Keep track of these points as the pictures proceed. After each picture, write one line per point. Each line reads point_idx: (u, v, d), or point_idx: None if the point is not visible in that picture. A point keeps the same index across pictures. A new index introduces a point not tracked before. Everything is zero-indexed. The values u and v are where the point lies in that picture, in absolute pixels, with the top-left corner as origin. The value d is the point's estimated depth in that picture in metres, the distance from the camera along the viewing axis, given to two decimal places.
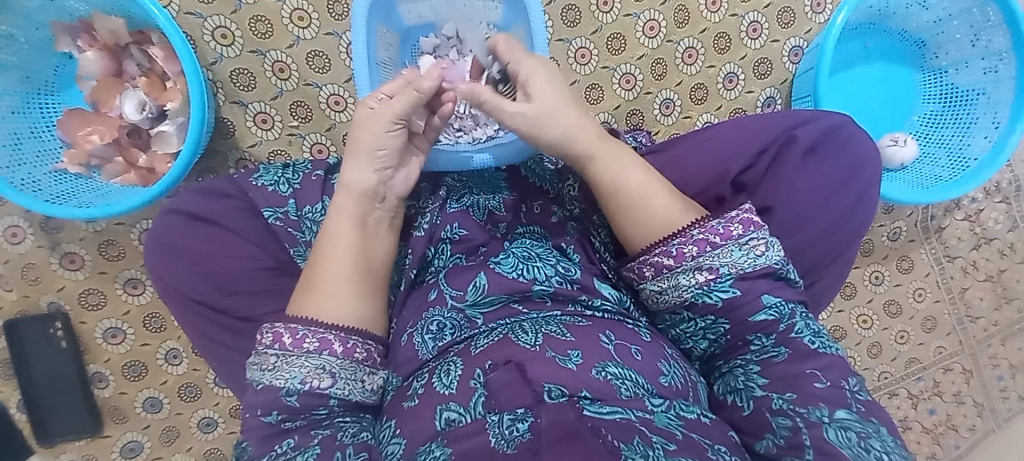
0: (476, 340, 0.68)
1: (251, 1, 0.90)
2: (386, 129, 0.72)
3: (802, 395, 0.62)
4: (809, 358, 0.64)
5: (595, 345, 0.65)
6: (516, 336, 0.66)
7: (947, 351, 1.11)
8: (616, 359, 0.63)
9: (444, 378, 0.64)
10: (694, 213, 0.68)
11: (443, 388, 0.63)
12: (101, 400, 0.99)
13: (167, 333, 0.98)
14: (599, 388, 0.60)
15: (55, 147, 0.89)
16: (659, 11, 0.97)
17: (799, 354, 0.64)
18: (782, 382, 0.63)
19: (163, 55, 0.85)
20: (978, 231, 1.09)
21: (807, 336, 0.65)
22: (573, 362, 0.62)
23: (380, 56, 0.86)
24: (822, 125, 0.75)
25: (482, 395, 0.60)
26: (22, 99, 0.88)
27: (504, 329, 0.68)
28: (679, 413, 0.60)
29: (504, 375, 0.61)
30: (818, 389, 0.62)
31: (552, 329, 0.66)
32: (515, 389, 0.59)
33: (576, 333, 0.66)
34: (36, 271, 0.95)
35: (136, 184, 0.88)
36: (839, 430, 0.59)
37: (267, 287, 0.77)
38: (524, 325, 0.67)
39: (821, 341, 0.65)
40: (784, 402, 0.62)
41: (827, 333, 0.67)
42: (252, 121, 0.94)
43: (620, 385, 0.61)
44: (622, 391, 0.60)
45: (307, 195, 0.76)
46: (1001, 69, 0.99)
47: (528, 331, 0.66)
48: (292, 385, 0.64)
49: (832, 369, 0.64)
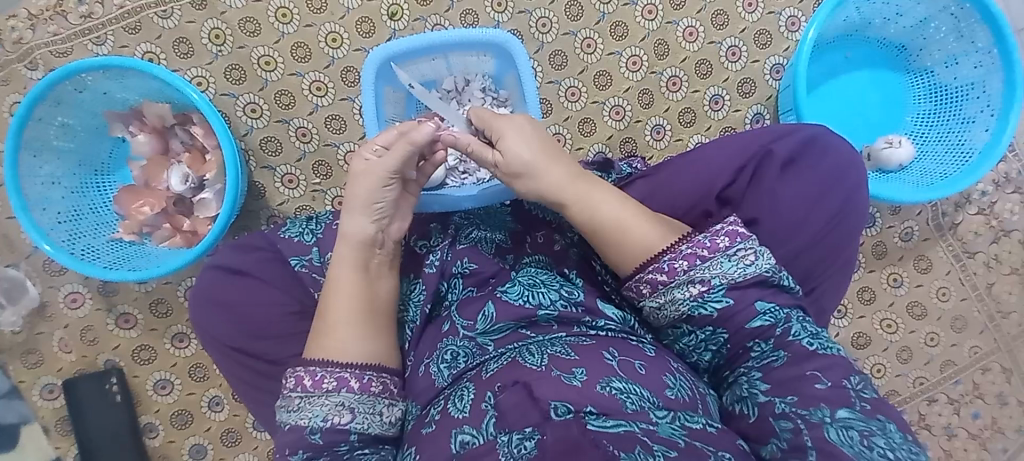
0: (487, 365, 0.73)
1: (276, 79, 1.03)
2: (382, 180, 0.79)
3: (803, 397, 0.64)
4: (808, 360, 0.67)
5: (598, 362, 0.68)
6: (523, 358, 0.70)
7: (983, 351, 1.07)
8: (620, 375, 0.67)
9: (457, 403, 0.68)
10: (670, 238, 0.73)
11: (456, 413, 0.67)
12: (152, 449, 1.07)
13: (209, 381, 1.06)
14: (603, 402, 0.63)
15: (111, 219, 1.01)
16: (640, 47, 1.05)
17: (798, 356, 0.67)
18: (782, 387, 0.66)
19: (203, 133, 0.97)
20: (995, 224, 1.07)
21: (804, 339, 0.68)
22: (578, 379, 0.66)
23: (387, 113, 0.96)
24: (800, 136, 0.78)
25: (493, 415, 0.64)
26: (81, 180, 1.00)
27: (513, 353, 0.72)
28: (683, 424, 0.62)
29: (512, 395, 0.64)
30: (819, 390, 0.64)
31: (557, 349, 0.71)
32: (524, 408, 0.62)
33: (580, 352, 0.70)
34: (93, 332, 1.05)
35: (182, 246, 0.99)
36: (841, 430, 0.61)
37: (295, 330, 0.85)
38: (531, 347, 0.72)
39: (820, 342, 0.68)
40: (785, 405, 0.64)
41: (826, 335, 0.70)
42: (279, 182, 1.05)
43: (625, 399, 0.64)
44: (627, 405, 0.63)
45: (328, 243, 0.85)
46: (989, 63, 1.00)
47: (535, 352, 0.71)
48: (315, 423, 0.71)
49: (832, 369, 0.66)
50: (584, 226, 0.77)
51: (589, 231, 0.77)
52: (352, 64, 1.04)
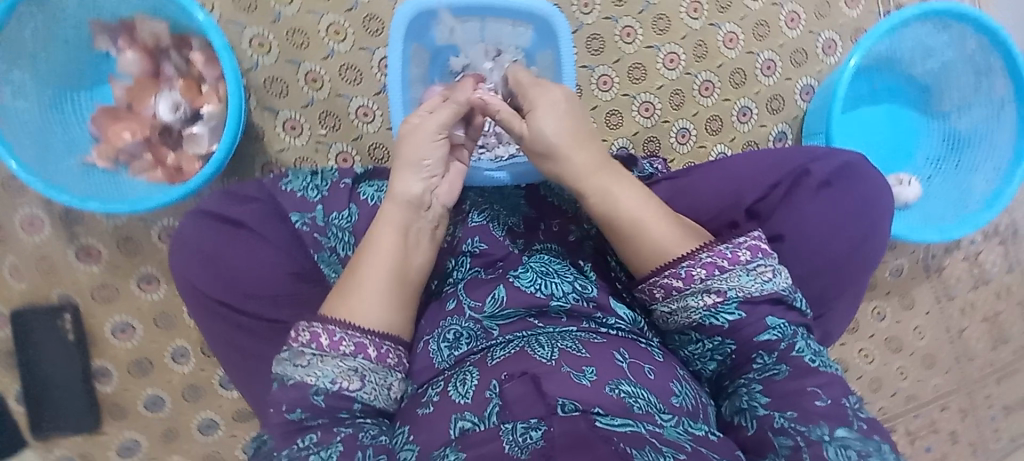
0: (492, 351, 0.70)
1: (291, 14, 0.93)
2: (433, 138, 0.78)
3: (802, 413, 0.66)
4: (809, 375, 0.68)
5: (608, 363, 0.67)
6: (531, 349, 0.68)
7: (945, 389, 1.13)
8: (629, 377, 0.66)
9: (460, 388, 0.66)
10: (689, 243, 0.73)
11: (458, 397, 0.64)
12: (104, 397, 0.97)
13: (176, 331, 0.98)
14: (610, 405, 0.61)
15: (84, 142, 0.89)
16: (680, 45, 1.02)
17: (800, 370, 0.68)
18: (782, 400, 0.67)
19: (204, 60, 0.87)
20: (977, 272, 1.12)
21: (807, 355, 0.69)
22: (587, 378, 0.64)
23: (411, 73, 0.89)
24: (837, 161, 0.78)
25: (498, 405, 0.61)
26: (53, 92, 0.88)
27: (521, 342, 0.70)
28: (688, 429, 0.62)
29: (518, 386, 0.62)
30: (818, 407, 0.66)
31: (568, 343, 0.69)
32: (529, 401, 0.60)
33: (591, 350, 0.68)
34: (49, 262, 0.94)
35: (162, 182, 0.89)
36: (839, 448, 0.63)
37: (290, 291, 0.79)
38: (540, 339, 0.70)
39: (821, 359, 0.69)
40: (785, 420, 0.66)
41: (826, 353, 0.71)
42: (280, 127, 0.96)
43: (633, 402, 0.62)
44: (634, 407, 0.62)
45: (334, 202, 0.79)
46: (1002, 117, 1.02)
47: (544, 344, 0.68)
48: (322, 384, 0.67)
49: (830, 386, 0.68)
50: (608, 218, 0.76)
51: (604, 228, 0.77)
52: (376, 12, 0.95)
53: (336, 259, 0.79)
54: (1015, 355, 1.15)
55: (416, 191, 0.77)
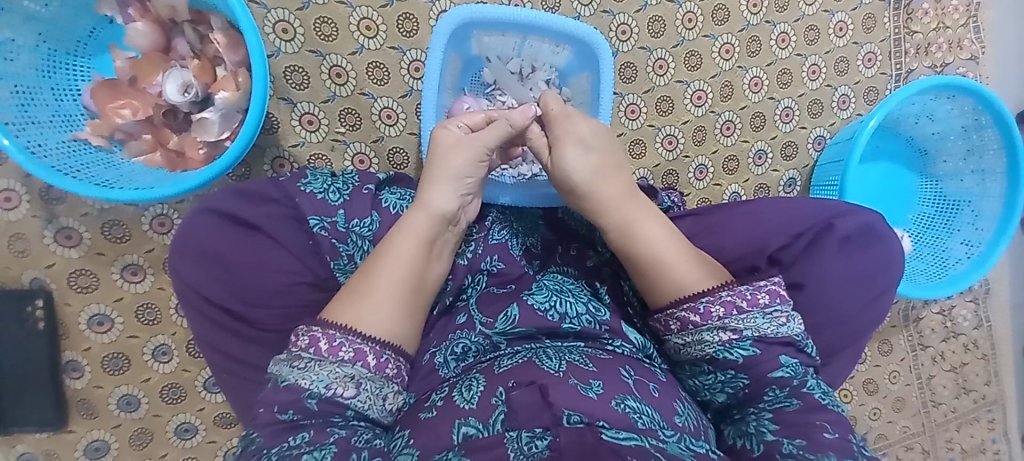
0: (500, 360, 0.66)
1: (320, 2, 0.88)
2: (470, 152, 0.75)
3: (812, 442, 0.63)
4: (818, 411, 0.65)
5: (616, 378, 0.62)
6: (539, 360, 0.63)
7: (911, 431, 1.21)
8: (635, 393, 0.61)
9: (464, 393, 0.61)
10: (718, 277, 0.70)
11: (462, 402, 0.59)
12: (72, 392, 0.90)
13: (160, 327, 0.91)
14: (616, 419, 0.56)
15: (77, 115, 0.82)
16: (708, 83, 1.03)
17: (810, 406, 0.65)
18: (792, 429, 0.64)
19: (225, 43, 0.79)
20: (949, 325, 1.21)
21: (817, 392, 0.67)
22: (594, 391, 0.59)
23: (445, 82, 0.87)
24: (858, 219, 0.82)
25: (503, 412, 0.57)
26: (46, 57, 0.80)
27: (528, 352, 0.66)
28: (690, 446, 0.58)
29: (525, 395, 0.57)
30: (826, 439, 0.63)
31: (574, 357, 0.64)
32: (535, 410, 0.56)
33: (598, 364, 0.64)
34: (25, 242, 0.86)
35: (161, 166, 0.82)
36: None
37: (303, 303, 0.74)
38: (548, 351, 0.66)
39: (829, 397, 0.67)
40: (793, 447, 0.63)
41: (833, 391, 0.69)
42: (297, 121, 0.91)
43: (638, 418, 0.57)
44: (639, 422, 0.57)
45: (356, 207, 0.74)
46: (989, 187, 1.10)
47: (552, 356, 0.64)
48: (316, 389, 0.59)
49: (839, 423, 0.65)
50: (631, 252, 0.72)
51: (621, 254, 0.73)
52: (412, 11, 0.91)
53: (353, 268, 0.75)
54: (976, 403, 1.24)
55: (456, 209, 0.74)
